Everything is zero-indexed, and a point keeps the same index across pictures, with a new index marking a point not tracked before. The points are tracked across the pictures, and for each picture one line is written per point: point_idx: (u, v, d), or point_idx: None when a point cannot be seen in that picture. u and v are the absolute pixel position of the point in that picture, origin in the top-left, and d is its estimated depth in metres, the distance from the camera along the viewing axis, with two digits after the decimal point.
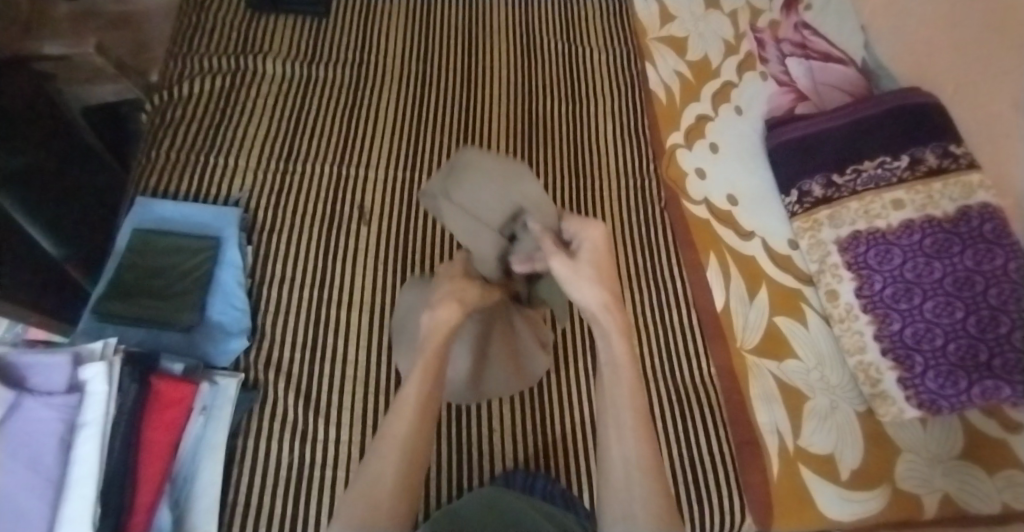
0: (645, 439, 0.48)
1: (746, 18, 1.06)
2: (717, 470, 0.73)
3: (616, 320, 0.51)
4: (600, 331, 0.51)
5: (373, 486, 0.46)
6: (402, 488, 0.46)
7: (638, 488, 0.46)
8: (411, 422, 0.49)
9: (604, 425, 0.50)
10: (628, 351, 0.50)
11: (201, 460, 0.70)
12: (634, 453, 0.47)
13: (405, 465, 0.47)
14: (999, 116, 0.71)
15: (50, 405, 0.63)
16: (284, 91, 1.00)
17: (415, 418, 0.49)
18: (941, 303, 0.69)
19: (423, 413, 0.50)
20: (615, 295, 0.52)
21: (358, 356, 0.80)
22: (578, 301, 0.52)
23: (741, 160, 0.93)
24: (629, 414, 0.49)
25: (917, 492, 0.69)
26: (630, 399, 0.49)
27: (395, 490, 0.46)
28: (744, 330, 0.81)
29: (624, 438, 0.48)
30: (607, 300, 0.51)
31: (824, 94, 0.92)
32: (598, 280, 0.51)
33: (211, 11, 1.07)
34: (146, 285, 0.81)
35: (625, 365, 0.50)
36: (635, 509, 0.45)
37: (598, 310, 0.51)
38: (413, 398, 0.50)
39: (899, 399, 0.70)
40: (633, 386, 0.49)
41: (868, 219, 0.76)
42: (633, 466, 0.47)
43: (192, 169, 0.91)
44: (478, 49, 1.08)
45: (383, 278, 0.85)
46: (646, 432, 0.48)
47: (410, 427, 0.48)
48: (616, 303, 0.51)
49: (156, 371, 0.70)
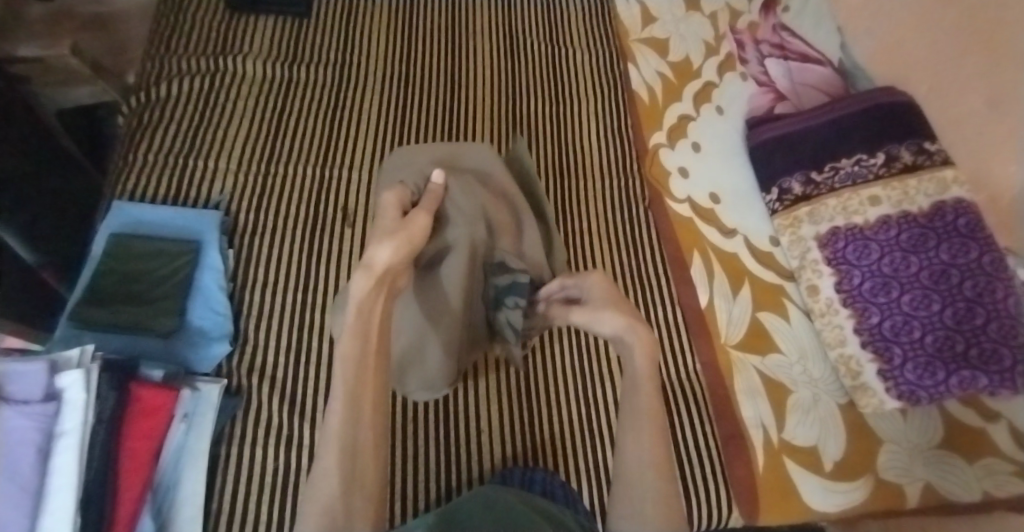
0: (658, 440, 0.52)
1: (726, 20, 1.08)
2: (703, 463, 0.74)
3: (644, 338, 0.53)
4: (625, 347, 0.54)
5: (320, 485, 0.46)
6: (351, 478, 0.47)
7: (652, 485, 0.51)
8: (347, 409, 0.48)
9: (624, 429, 0.54)
10: (650, 367, 0.53)
11: (182, 468, 0.68)
12: (649, 457, 0.51)
13: (351, 451, 0.48)
14: (971, 113, 0.74)
15: (25, 413, 0.61)
16: (266, 92, 0.99)
17: (348, 409, 0.48)
18: (918, 296, 0.70)
19: (356, 401, 0.49)
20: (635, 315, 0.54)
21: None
22: (600, 332, 0.55)
23: (722, 158, 0.94)
24: (646, 420, 0.53)
25: (899, 482, 0.70)
26: (648, 404, 0.53)
27: (345, 487, 0.47)
28: (728, 325, 0.82)
29: (641, 443, 0.52)
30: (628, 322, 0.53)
31: (803, 95, 0.93)
32: (617, 309, 0.54)
33: (190, 11, 1.05)
34: (124, 290, 0.79)
35: (645, 379, 0.53)
36: (647, 508, 0.50)
37: (622, 331, 0.53)
38: (344, 382, 0.49)
39: (880, 391, 0.72)
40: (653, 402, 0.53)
41: (847, 215, 0.78)
42: (648, 470, 0.51)
43: (171, 171, 0.89)
44: (462, 49, 1.08)
45: None
46: (659, 432, 0.53)
47: (347, 415, 0.48)
48: (639, 322, 0.54)
49: (136, 379, 0.68)
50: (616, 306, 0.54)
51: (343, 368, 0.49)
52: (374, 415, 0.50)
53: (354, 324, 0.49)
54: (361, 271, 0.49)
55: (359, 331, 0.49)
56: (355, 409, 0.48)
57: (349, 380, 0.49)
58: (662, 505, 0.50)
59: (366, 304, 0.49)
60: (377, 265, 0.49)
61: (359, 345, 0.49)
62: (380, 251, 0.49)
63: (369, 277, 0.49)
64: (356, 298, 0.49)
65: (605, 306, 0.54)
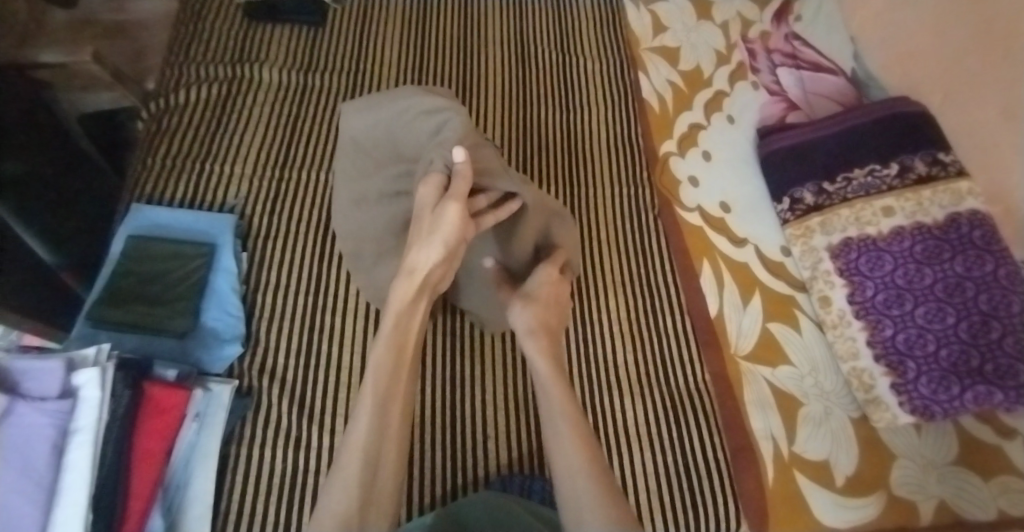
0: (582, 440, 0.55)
1: (738, 29, 1.08)
2: (711, 476, 0.73)
3: (542, 342, 0.63)
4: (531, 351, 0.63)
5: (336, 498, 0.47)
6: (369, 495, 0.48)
7: (585, 492, 0.51)
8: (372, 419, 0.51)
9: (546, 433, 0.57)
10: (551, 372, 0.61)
11: (193, 468, 0.69)
12: (575, 463, 0.53)
13: (372, 461, 0.49)
14: (987, 124, 0.73)
15: (42, 410, 0.63)
16: (280, 99, 1.00)
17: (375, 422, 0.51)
18: (933, 309, 0.70)
19: (381, 413, 0.51)
20: (541, 323, 0.64)
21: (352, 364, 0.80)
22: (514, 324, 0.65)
23: (734, 167, 0.94)
24: (565, 426, 0.56)
25: (912, 499, 0.69)
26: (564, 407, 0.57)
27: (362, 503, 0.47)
28: (738, 335, 0.81)
29: (566, 448, 0.54)
30: (536, 323, 0.64)
31: (815, 104, 0.93)
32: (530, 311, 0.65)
33: (209, 20, 1.08)
34: (140, 291, 0.80)
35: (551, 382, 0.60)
36: (584, 507, 0.50)
37: (525, 332, 0.64)
38: (373, 396, 0.52)
39: (893, 405, 0.71)
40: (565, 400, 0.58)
41: (860, 226, 0.77)
42: (579, 473, 0.52)
43: (188, 176, 0.91)
44: (474, 57, 1.09)
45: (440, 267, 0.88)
46: (580, 431, 0.55)
47: (374, 422, 0.51)
48: (541, 329, 0.64)
49: (150, 378, 0.69)
50: (534, 308, 0.65)
51: (374, 384, 0.53)
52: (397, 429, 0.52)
53: (393, 336, 0.55)
54: (407, 275, 0.56)
55: (397, 342, 0.54)
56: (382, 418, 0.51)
57: (379, 391, 0.52)
58: (594, 499, 0.50)
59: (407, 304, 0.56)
60: (419, 270, 0.56)
61: (392, 362, 0.53)
62: (433, 254, 0.55)
63: (414, 286, 0.56)
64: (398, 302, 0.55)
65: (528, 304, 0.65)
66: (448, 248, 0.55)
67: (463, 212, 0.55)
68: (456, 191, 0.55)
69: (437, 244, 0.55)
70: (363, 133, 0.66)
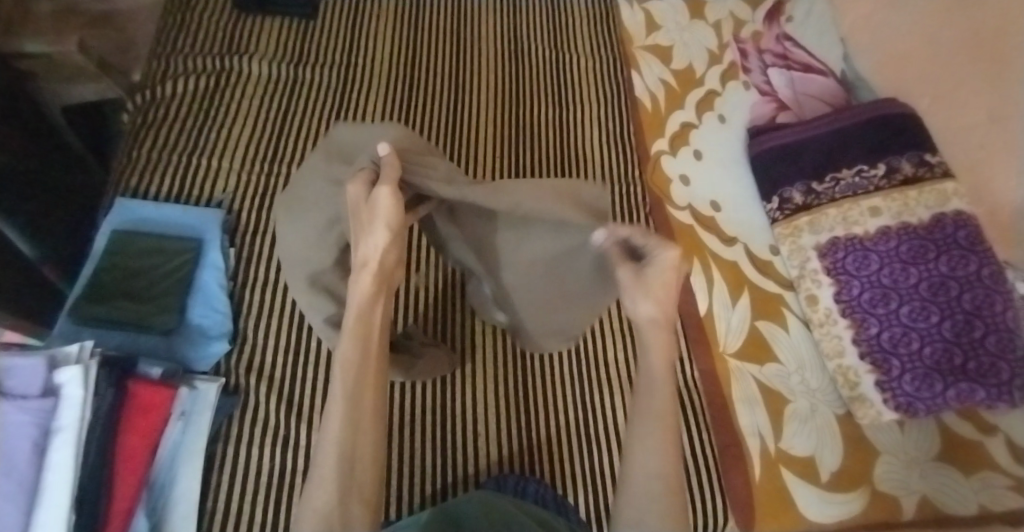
0: (671, 449, 0.48)
1: (730, 29, 1.08)
2: (700, 473, 0.74)
3: (662, 339, 0.50)
4: (643, 345, 0.51)
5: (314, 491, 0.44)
6: (348, 485, 0.45)
7: (655, 496, 0.47)
8: (344, 417, 0.47)
9: (632, 435, 0.50)
10: (668, 370, 0.50)
11: (179, 467, 0.68)
12: (658, 469, 0.48)
13: (348, 460, 0.46)
14: (973, 127, 0.74)
15: (23, 409, 0.62)
16: (271, 92, 0.99)
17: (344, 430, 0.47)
18: (917, 308, 0.71)
19: (355, 411, 0.47)
20: (667, 316, 0.50)
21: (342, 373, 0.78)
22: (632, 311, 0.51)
23: (724, 166, 0.94)
24: (659, 429, 0.49)
25: (895, 494, 0.70)
26: (665, 410, 0.49)
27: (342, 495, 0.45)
28: (727, 333, 0.82)
29: (649, 449, 0.48)
30: (658, 316, 0.50)
31: (804, 104, 0.94)
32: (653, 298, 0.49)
33: (197, 11, 1.06)
34: (125, 287, 0.79)
35: (661, 384, 0.50)
36: (649, 512, 0.46)
37: (645, 325, 0.50)
38: (344, 390, 0.47)
39: (877, 402, 0.72)
40: (669, 406, 0.49)
41: (847, 226, 0.78)
42: (656, 480, 0.47)
43: (174, 169, 0.89)
44: (466, 53, 1.09)
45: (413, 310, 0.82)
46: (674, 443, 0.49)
47: (350, 417, 0.47)
48: (665, 322, 0.50)
49: (133, 376, 0.68)
50: (658, 300, 0.49)
51: (341, 378, 0.48)
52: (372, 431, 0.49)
53: (354, 326, 0.49)
54: (359, 270, 0.49)
55: (359, 333, 0.49)
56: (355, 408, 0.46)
57: (349, 385, 0.48)
58: (663, 509, 0.46)
59: (370, 300, 0.49)
60: (371, 261, 0.49)
61: (360, 352, 0.49)
62: (378, 237, 0.48)
63: (375, 276, 0.49)
64: (356, 301, 0.49)
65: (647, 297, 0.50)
66: (394, 230, 0.48)
67: (395, 192, 0.48)
68: (389, 174, 0.49)
69: (378, 228, 0.48)
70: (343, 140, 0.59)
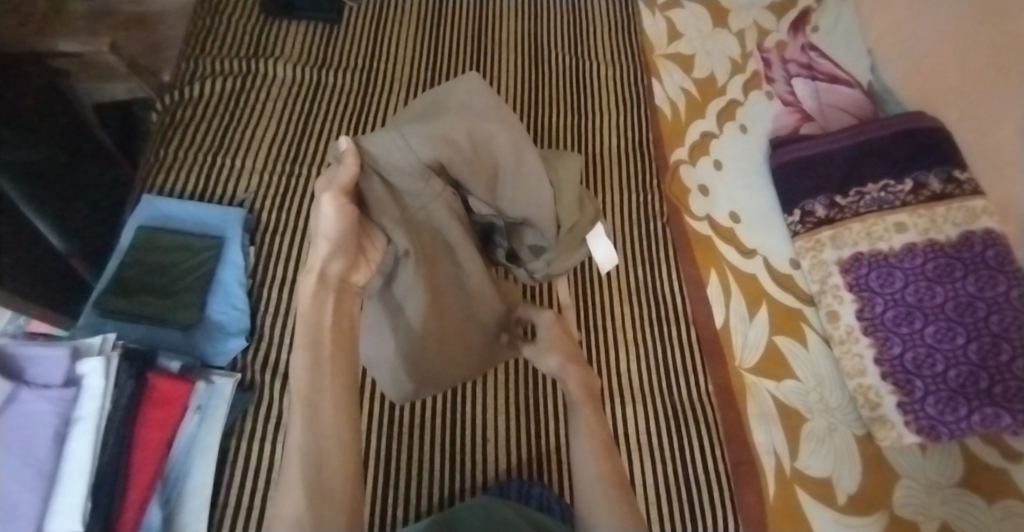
0: (609, 460, 0.53)
1: (754, 37, 1.07)
2: (712, 490, 0.72)
3: (579, 372, 0.56)
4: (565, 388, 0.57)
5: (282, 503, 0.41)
6: (319, 497, 0.41)
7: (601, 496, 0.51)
8: (305, 423, 0.42)
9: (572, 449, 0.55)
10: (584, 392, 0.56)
11: (193, 459, 0.69)
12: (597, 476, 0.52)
13: (314, 459, 0.42)
14: (1004, 143, 0.72)
15: (45, 397, 0.64)
16: (292, 94, 1.00)
17: (309, 436, 0.42)
18: (942, 328, 0.69)
19: (315, 414, 0.43)
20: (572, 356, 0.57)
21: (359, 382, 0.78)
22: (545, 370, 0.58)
23: (745, 177, 0.92)
24: (589, 436, 0.54)
25: (915, 519, 0.67)
26: (592, 427, 0.54)
27: (311, 503, 0.41)
28: (744, 348, 0.81)
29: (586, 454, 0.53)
30: (563, 360, 0.57)
31: (829, 115, 0.92)
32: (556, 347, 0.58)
33: (226, 15, 1.08)
34: (148, 282, 0.81)
35: (583, 403, 0.55)
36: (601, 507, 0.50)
37: (559, 371, 0.57)
38: (299, 399, 0.43)
39: (899, 424, 0.70)
40: (593, 416, 0.55)
41: (871, 241, 0.76)
42: (598, 481, 0.51)
43: (198, 169, 0.91)
44: (487, 60, 1.09)
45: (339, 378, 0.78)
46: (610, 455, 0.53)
47: (310, 421, 0.42)
48: (575, 361, 0.57)
49: (153, 369, 0.69)
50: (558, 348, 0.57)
51: (298, 378, 0.43)
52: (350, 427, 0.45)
53: (303, 334, 0.43)
54: (301, 277, 0.45)
55: (309, 337, 0.43)
56: (316, 410, 0.43)
57: (304, 393, 0.43)
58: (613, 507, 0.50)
59: (311, 307, 0.44)
60: (312, 267, 0.45)
61: (312, 357, 0.43)
62: (319, 248, 0.45)
63: (320, 283, 0.45)
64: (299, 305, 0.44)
65: (551, 350, 0.57)
66: (335, 241, 0.45)
67: (342, 202, 0.45)
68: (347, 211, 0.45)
69: (320, 239, 0.45)
70: (427, 104, 0.52)
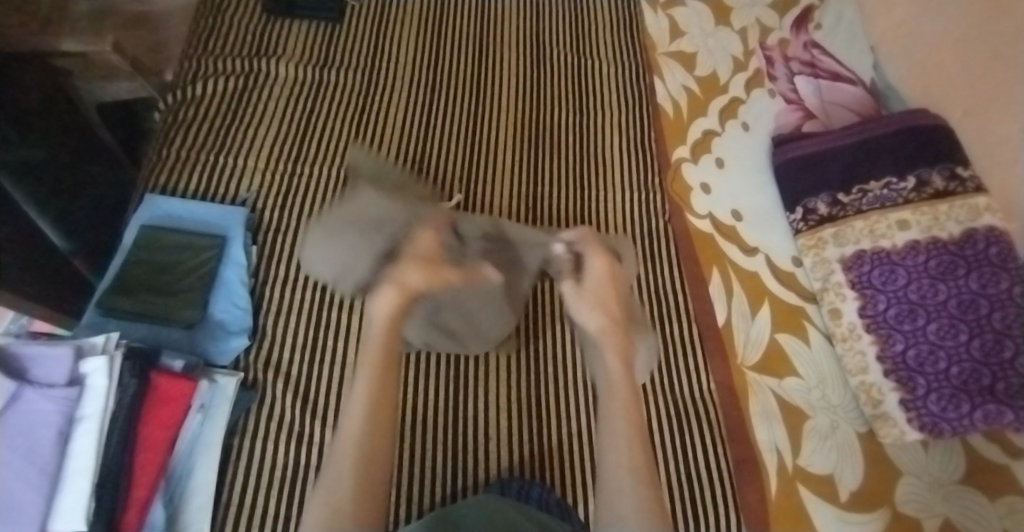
0: (640, 450, 0.55)
1: (756, 35, 1.07)
2: (714, 488, 0.72)
3: (614, 342, 0.64)
4: (599, 349, 0.65)
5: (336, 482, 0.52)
6: (363, 492, 0.52)
7: (630, 491, 0.52)
8: (359, 423, 0.55)
9: (604, 439, 0.57)
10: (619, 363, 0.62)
11: (197, 458, 0.69)
12: (628, 466, 0.54)
13: (364, 455, 0.54)
14: (1006, 140, 0.72)
15: (50, 397, 0.64)
16: (295, 93, 1.00)
17: (362, 430, 0.55)
18: (945, 326, 0.69)
19: (375, 402, 0.57)
20: (611, 320, 0.66)
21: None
22: (584, 323, 0.67)
23: (747, 175, 0.93)
24: (621, 419, 0.57)
25: (917, 516, 0.67)
26: (625, 409, 0.58)
27: (356, 490, 0.51)
28: (746, 345, 0.81)
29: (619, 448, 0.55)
30: (603, 324, 0.65)
31: (832, 113, 0.92)
32: (595, 310, 0.66)
33: (227, 14, 1.08)
34: (151, 281, 0.81)
35: (618, 379, 0.61)
36: (629, 504, 0.51)
37: (596, 331, 0.65)
38: (365, 391, 0.58)
39: (901, 421, 0.70)
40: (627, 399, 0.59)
41: (874, 239, 0.76)
42: (627, 473, 0.53)
43: (200, 167, 0.91)
44: (489, 57, 1.09)
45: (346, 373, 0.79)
46: (641, 444, 0.56)
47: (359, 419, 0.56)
48: (612, 327, 0.65)
49: (156, 367, 0.70)
50: (603, 308, 0.66)
51: (367, 377, 0.59)
52: (383, 423, 0.57)
53: (382, 334, 0.61)
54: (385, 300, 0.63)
55: (388, 334, 0.61)
56: (374, 400, 0.57)
57: (371, 386, 0.58)
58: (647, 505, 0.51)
59: (391, 312, 0.62)
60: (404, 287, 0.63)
61: (382, 360, 0.60)
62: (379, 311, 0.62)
63: (400, 300, 0.63)
64: (386, 311, 0.62)
65: (592, 306, 0.66)
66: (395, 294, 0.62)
67: (398, 294, 0.63)
68: (402, 277, 0.64)
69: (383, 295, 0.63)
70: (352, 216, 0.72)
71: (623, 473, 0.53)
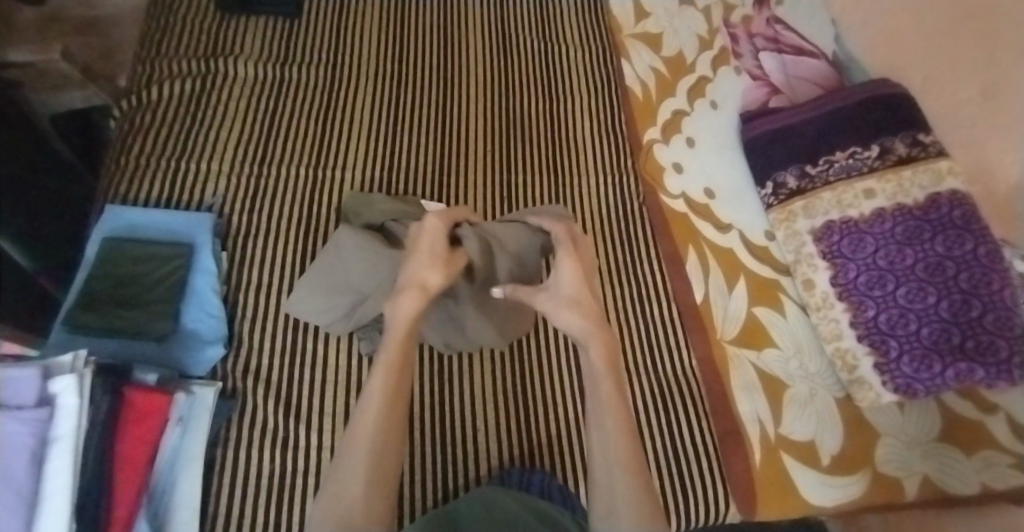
0: (630, 451, 0.54)
1: (719, 13, 1.09)
2: (700, 461, 0.73)
3: (600, 337, 0.59)
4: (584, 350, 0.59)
5: (339, 495, 0.52)
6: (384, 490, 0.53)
7: (621, 487, 0.52)
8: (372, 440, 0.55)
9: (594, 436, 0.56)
10: (605, 356, 0.58)
11: (179, 470, 0.68)
12: (619, 467, 0.53)
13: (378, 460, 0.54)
14: (966, 104, 0.74)
15: (17, 418, 0.60)
16: (257, 93, 0.98)
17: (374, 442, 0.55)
18: (913, 289, 0.70)
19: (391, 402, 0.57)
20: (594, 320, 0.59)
21: (348, 381, 0.78)
22: (560, 326, 0.61)
23: (719, 152, 0.94)
24: (609, 414, 0.55)
25: (897, 475, 0.70)
26: (612, 402, 0.56)
27: (365, 493, 0.52)
28: (724, 320, 0.82)
29: (610, 442, 0.54)
30: (587, 322, 0.59)
31: (797, 87, 0.92)
32: (575, 310, 0.60)
33: (180, 13, 1.05)
34: (117, 293, 0.78)
35: (602, 372, 0.57)
36: (622, 502, 0.52)
37: (582, 333, 0.59)
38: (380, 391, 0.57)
39: (876, 384, 0.72)
40: (614, 396, 0.56)
41: (841, 209, 0.78)
42: (616, 469, 0.53)
43: (162, 174, 0.89)
44: (454, 47, 1.07)
45: (329, 373, 0.78)
46: (630, 441, 0.54)
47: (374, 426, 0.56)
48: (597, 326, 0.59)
49: (130, 382, 0.67)
50: (580, 308, 0.60)
51: (383, 376, 0.58)
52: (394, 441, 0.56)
53: (401, 338, 0.60)
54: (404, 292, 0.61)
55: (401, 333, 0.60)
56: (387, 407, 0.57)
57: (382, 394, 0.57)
58: (636, 504, 0.51)
59: (411, 316, 0.61)
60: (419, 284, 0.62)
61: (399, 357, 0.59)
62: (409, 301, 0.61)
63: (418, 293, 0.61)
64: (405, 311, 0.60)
65: (566, 305, 0.60)
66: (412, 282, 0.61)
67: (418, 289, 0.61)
68: (422, 277, 0.62)
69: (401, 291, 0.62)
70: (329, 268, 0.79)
71: (610, 468, 0.53)
